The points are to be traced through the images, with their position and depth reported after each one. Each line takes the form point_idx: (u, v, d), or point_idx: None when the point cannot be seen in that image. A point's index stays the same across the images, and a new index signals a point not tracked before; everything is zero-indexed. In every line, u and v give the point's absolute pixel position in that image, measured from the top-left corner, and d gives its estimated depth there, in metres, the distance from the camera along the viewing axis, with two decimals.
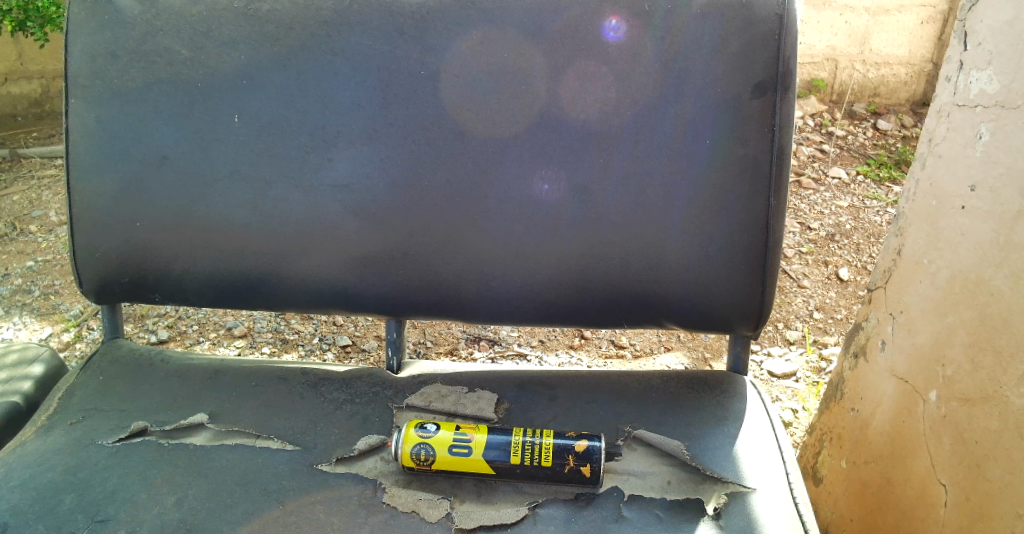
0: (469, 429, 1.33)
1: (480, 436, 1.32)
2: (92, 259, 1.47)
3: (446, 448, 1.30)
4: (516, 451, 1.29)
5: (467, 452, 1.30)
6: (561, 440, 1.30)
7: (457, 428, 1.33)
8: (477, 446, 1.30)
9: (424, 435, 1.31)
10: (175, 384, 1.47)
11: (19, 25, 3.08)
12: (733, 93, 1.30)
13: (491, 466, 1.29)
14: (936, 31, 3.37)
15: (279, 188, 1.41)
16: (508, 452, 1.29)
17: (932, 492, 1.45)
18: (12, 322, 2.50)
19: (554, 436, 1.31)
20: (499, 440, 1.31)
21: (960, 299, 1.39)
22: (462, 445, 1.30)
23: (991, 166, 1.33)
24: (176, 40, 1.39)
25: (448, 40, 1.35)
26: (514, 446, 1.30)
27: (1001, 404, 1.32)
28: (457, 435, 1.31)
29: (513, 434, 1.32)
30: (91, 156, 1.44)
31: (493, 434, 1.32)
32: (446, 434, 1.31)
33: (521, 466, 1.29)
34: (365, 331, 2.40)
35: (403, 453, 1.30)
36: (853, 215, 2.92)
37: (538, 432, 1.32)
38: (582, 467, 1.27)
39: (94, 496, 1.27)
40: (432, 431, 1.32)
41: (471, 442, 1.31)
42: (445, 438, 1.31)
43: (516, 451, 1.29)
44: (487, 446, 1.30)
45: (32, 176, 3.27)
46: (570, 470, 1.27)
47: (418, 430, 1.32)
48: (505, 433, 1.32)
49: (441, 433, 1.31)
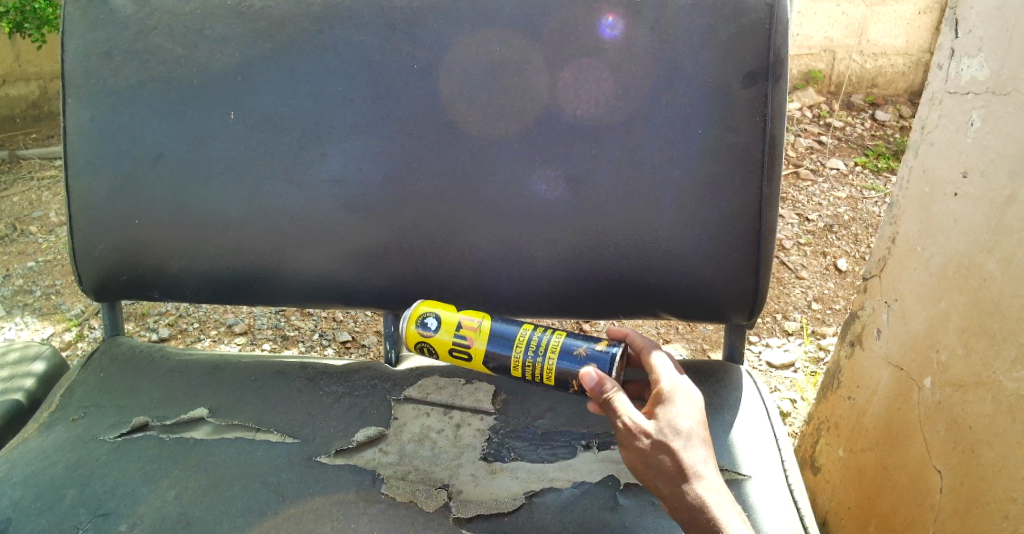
0: (469, 331, 1.37)
1: (479, 345, 1.36)
2: (91, 258, 1.48)
3: (447, 350, 1.38)
4: (517, 368, 1.34)
5: (467, 357, 1.37)
6: (565, 366, 1.30)
7: (458, 329, 1.37)
8: (475, 356, 1.36)
9: (425, 334, 1.38)
10: (174, 380, 1.48)
11: (17, 26, 3.08)
12: (724, 82, 1.31)
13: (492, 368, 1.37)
14: (933, 21, 3.35)
15: (274, 184, 1.42)
16: (509, 367, 1.35)
17: (929, 477, 1.47)
18: (14, 322, 2.51)
19: (558, 358, 1.31)
20: (497, 352, 1.35)
21: (953, 283, 1.40)
22: (463, 348, 1.37)
23: (982, 150, 1.35)
24: (169, 38, 1.40)
25: (440, 35, 1.35)
26: (515, 364, 1.34)
27: (995, 389, 1.34)
28: (455, 340, 1.37)
29: (514, 349, 1.34)
30: (87, 154, 1.44)
31: (491, 345, 1.35)
32: (444, 337, 1.37)
33: (523, 378, 1.35)
34: (365, 327, 2.40)
35: (409, 338, 1.39)
36: (851, 206, 2.93)
37: (541, 349, 1.32)
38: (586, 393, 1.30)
39: (96, 491, 1.28)
40: (432, 327, 1.38)
41: (469, 350, 1.36)
42: (444, 340, 1.37)
43: (516, 367, 1.34)
44: (484, 359, 1.35)
45: (32, 177, 3.28)
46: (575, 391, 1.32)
47: (418, 327, 1.38)
48: (505, 347, 1.34)
49: (440, 334, 1.37)
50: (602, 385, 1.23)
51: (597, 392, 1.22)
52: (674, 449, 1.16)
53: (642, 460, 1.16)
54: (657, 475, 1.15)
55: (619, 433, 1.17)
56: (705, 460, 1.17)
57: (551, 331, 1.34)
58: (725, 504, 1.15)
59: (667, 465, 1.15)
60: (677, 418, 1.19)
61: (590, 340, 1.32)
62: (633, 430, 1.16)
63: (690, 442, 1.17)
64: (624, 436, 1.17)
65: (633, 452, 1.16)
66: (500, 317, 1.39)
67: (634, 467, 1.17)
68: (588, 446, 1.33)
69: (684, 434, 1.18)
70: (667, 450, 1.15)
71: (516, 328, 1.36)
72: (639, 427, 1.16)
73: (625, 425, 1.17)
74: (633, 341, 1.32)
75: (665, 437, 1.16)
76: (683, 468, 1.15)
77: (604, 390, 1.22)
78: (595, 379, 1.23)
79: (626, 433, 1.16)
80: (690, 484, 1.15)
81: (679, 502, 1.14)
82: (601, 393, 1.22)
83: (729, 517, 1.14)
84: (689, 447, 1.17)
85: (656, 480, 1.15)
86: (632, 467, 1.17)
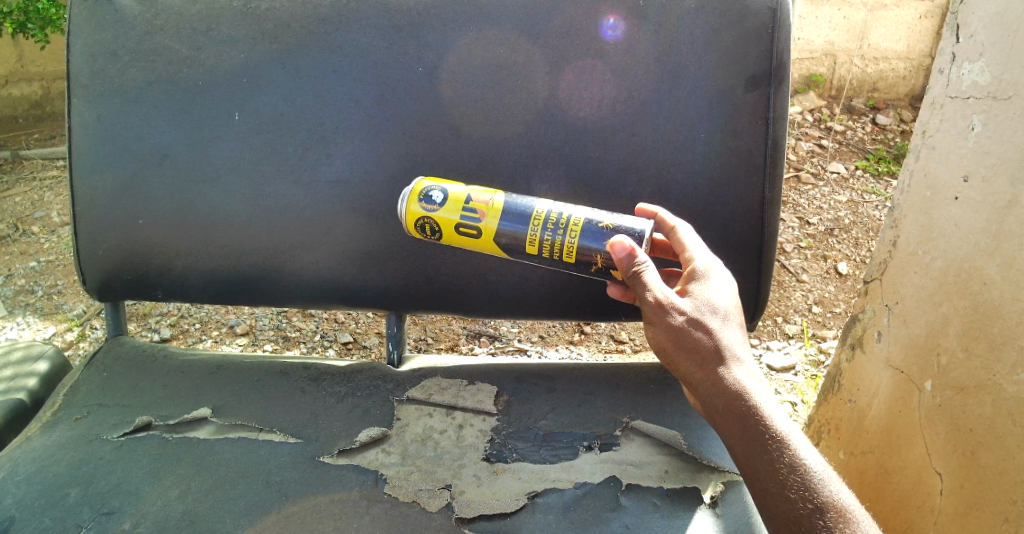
0: (479, 205, 1.31)
1: (490, 222, 1.30)
2: (95, 257, 1.49)
3: (453, 227, 1.32)
4: (532, 244, 1.29)
5: (475, 235, 1.31)
6: (587, 243, 1.26)
7: (466, 204, 1.31)
8: (484, 233, 1.31)
9: (429, 208, 1.32)
10: (177, 379, 1.49)
11: (20, 26, 3.09)
12: (728, 86, 1.32)
13: (502, 248, 1.31)
14: (935, 25, 3.36)
15: (279, 185, 1.43)
16: (523, 244, 1.29)
17: (929, 479, 1.47)
18: (16, 322, 2.51)
19: (580, 235, 1.26)
20: (509, 228, 1.29)
21: (953, 288, 1.42)
22: (471, 229, 1.31)
23: (982, 156, 1.37)
24: (175, 39, 1.40)
25: (445, 37, 1.36)
26: (529, 239, 1.29)
27: (995, 392, 1.35)
28: (464, 216, 1.31)
29: (530, 226, 1.29)
30: (92, 154, 1.45)
31: (503, 220, 1.30)
32: (451, 215, 1.31)
33: (537, 257, 1.30)
34: (367, 329, 2.40)
35: (410, 218, 1.33)
36: (852, 210, 2.93)
37: (559, 225, 1.27)
38: (610, 271, 1.26)
39: (99, 489, 1.29)
40: (438, 201, 1.32)
41: (478, 227, 1.31)
42: (451, 217, 1.32)
43: (531, 244, 1.29)
44: (496, 236, 1.30)
45: (34, 177, 3.29)
46: (596, 271, 1.27)
47: (423, 202, 1.32)
48: (520, 222, 1.29)
49: (446, 210, 1.31)
50: (633, 257, 1.19)
51: (626, 264, 1.19)
52: (711, 330, 1.15)
53: (676, 339, 1.14)
54: (691, 356, 1.14)
55: (652, 309, 1.15)
56: (741, 342, 1.16)
57: (571, 209, 1.29)
58: (762, 390, 1.15)
59: (703, 346, 1.14)
60: (713, 297, 1.17)
61: (614, 216, 1.28)
62: (668, 308, 1.14)
63: (728, 323, 1.16)
64: (657, 313, 1.15)
65: (666, 330, 1.14)
66: (512, 194, 1.34)
67: (665, 344, 1.15)
68: (590, 447, 1.34)
69: (721, 314, 1.16)
70: (704, 331, 1.14)
71: (531, 204, 1.30)
72: (675, 306, 1.15)
73: (658, 301, 1.15)
74: (661, 221, 1.29)
75: (702, 317, 1.15)
76: (722, 349, 1.14)
77: (634, 263, 1.19)
78: (626, 250, 1.19)
79: (660, 310, 1.14)
80: (727, 367, 1.14)
81: (714, 383, 1.14)
82: (631, 266, 1.19)
83: (767, 402, 1.14)
84: (727, 328, 1.16)
85: (690, 361, 1.14)
86: (663, 344, 1.15)
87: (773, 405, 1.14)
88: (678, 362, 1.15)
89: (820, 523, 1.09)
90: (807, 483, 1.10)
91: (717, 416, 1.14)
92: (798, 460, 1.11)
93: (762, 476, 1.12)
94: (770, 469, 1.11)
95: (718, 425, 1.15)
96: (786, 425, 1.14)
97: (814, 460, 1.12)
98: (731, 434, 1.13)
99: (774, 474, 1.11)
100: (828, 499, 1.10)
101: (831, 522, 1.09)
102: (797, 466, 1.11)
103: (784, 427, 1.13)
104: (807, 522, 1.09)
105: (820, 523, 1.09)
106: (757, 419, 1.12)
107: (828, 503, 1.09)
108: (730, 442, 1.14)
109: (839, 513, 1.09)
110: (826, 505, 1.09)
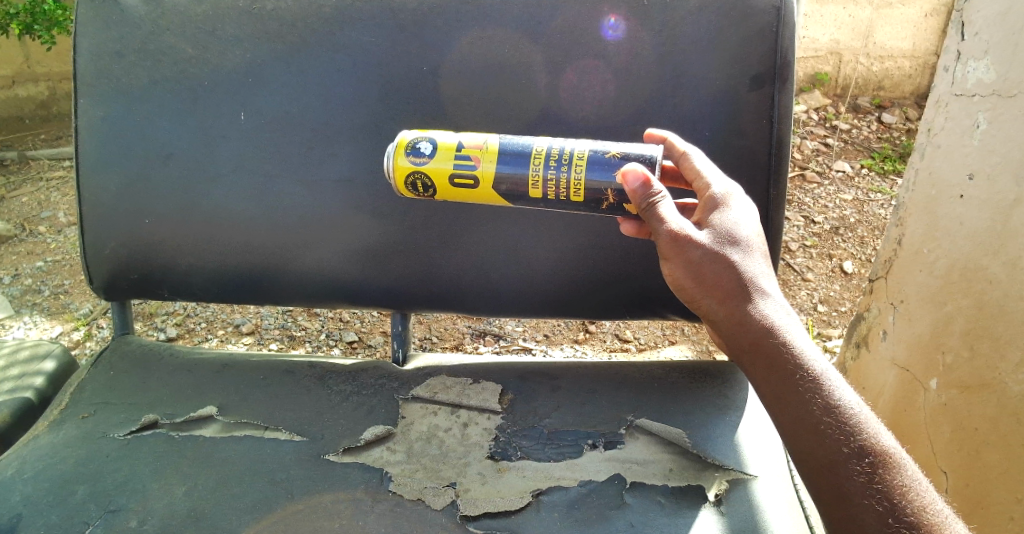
0: (472, 151, 1.27)
1: (487, 167, 1.26)
2: (102, 256, 1.49)
3: (448, 180, 1.28)
4: (535, 186, 1.25)
5: (472, 185, 1.28)
6: (596, 177, 1.23)
7: (458, 152, 1.27)
8: (482, 181, 1.27)
9: (419, 161, 1.28)
10: (182, 377, 1.49)
11: (26, 28, 3.09)
12: (732, 86, 1.32)
13: (500, 196, 1.28)
14: (940, 23, 3.35)
15: (284, 184, 1.43)
16: (526, 188, 1.26)
17: (934, 478, 1.50)
18: (23, 321, 2.53)
19: (587, 170, 1.23)
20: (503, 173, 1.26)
21: (957, 287, 1.43)
22: (467, 178, 1.27)
23: (986, 154, 1.38)
24: (181, 39, 1.41)
25: (449, 36, 1.36)
26: (532, 181, 1.25)
27: (1000, 391, 1.36)
28: (458, 165, 1.27)
29: (531, 166, 1.25)
30: (99, 153, 1.46)
31: (500, 164, 1.26)
32: (443, 166, 1.27)
33: (543, 201, 1.27)
34: (371, 328, 2.41)
35: (399, 177, 1.29)
36: (857, 209, 2.93)
37: (563, 161, 1.24)
38: (626, 206, 1.23)
39: (106, 487, 1.30)
40: (427, 153, 1.28)
41: (475, 175, 1.27)
42: (443, 168, 1.27)
43: (535, 185, 1.25)
44: (495, 183, 1.27)
45: (41, 178, 3.30)
46: (610, 208, 1.24)
47: (411, 155, 1.28)
48: (521, 164, 1.26)
49: (437, 161, 1.27)
50: (647, 187, 1.18)
51: (641, 194, 1.18)
52: (733, 262, 1.15)
53: (696, 275, 1.15)
54: (713, 293, 1.15)
55: (670, 244, 1.15)
56: (766, 273, 1.16)
57: (571, 144, 1.26)
58: (790, 324, 1.15)
59: (725, 281, 1.14)
60: (736, 227, 1.16)
61: (620, 145, 1.25)
62: (686, 242, 1.14)
63: (752, 255, 1.16)
64: (676, 248, 1.15)
65: (686, 266, 1.15)
66: (504, 135, 1.30)
67: (686, 280, 1.16)
68: (595, 445, 1.34)
69: (744, 246, 1.16)
70: (726, 265, 1.14)
71: (528, 143, 1.27)
72: (694, 238, 1.15)
73: (675, 234, 1.15)
74: (672, 146, 1.27)
75: (722, 250, 1.15)
76: (746, 282, 1.14)
77: (649, 194, 1.18)
78: (639, 179, 1.18)
79: (679, 245, 1.15)
80: (751, 303, 1.14)
81: (738, 320, 1.14)
82: (646, 197, 1.18)
83: (796, 338, 1.14)
84: (751, 258, 1.15)
85: (713, 298, 1.15)
86: (684, 280, 1.16)
87: (802, 340, 1.14)
88: (701, 298, 1.16)
89: (855, 466, 1.08)
90: (840, 423, 1.10)
91: (743, 351, 1.15)
92: (831, 399, 1.11)
93: (794, 417, 1.12)
94: (802, 410, 1.11)
95: (745, 362, 1.15)
96: (817, 361, 1.13)
97: (847, 398, 1.12)
98: (759, 372, 1.14)
99: (805, 413, 1.11)
100: (863, 440, 1.09)
101: (866, 464, 1.08)
102: (829, 406, 1.11)
103: (814, 363, 1.13)
104: (842, 465, 1.09)
105: (854, 466, 1.08)
106: (785, 355, 1.13)
107: (863, 445, 1.09)
108: (758, 377, 1.14)
109: (874, 455, 1.09)
110: (861, 447, 1.09)
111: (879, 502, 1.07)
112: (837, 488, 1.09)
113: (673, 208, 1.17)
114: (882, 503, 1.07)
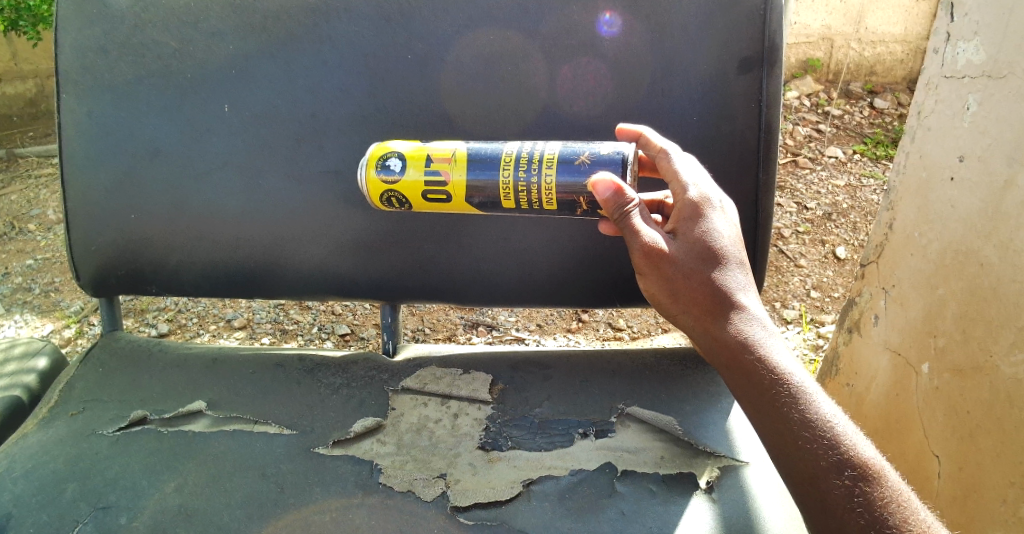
0: (441, 162, 1.26)
1: (457, 177, 1.26)
2: (89, 253, 1.48)
3: (420, 191, 1.27)
4: (507, 194, 1.24)
5: (444, 196, 1.27)
6: (567, 182, 1.22)
7: (428, 164, 1.27)
8: (454, 192, 1.27)
9: (391, 175, 1.27)
10: (172, 373, 1.48)
11: (11, 23, 3.07)
12: (720, 70, 1.31)
13: (471, 205, 1.28)
14: (931, 8, 3.32)
15: (271, 176, 1.42)
16: (498, 196, 1.25)
17: (928, 464, 1.50)
18: (13, 320, 2.51)
19: (557, 174, 1.22)
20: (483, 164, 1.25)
21: (950, 271, 1.43)
22: (438, 190, 1.27)
23: (979, 136, 1.37)
24: (163, 32, 1.39)
25: (436, 25, 1.34)
26: (504, 189, 1.24)
27: (992, 374, 1.36)
28: (427, 177, 1.27)
29: (502, 172, 1.24)
30: (84, 150, 1.44)
31: (471, 173, 1.25)
32: (414, 178, 1.27)
33: (514, 209, 1.26)
34: (364, 320, 2.39)
35: (374, 195, 1.29)
36: (850, 194, 2.92)
37: (533, 168, 1.23)
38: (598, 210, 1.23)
39: (96, 484, 1.29)
40: (397, 169, 1.27)
41: (446, 188, 1.26)
42: (414, 181, 1.27)
43: (507, 194, 1.24)
44: (467, 191, 1.26)
45: (29, 175, 3.27)
46: (584, 212, 1.24)
47: (383, 170, 1.28)
48: (491, 171, 1.25)
49: (409, 175, 1.27)
50: (619, 195, 1.16)
51: (614, 203, 1.16)
52: (706, 277, 1.15)
53: (671, 290, 1.15)
54: (690, 308, 1.15)
55: (644, 259, 1.15)
56: (742, 285, 1.15)
57: (542, 146, 1.25)
58: (767, 337, 1.14)
59: (700, 296, 1.15)
60: (711, 239, 1.15)
61: (591, 145, 1.23)
62: (658, 257, 1.15)
63: (726, 267, 1.15)
64: (650, 264, 1.15)
65: (662, 281, 1.16)
66: (473, 141, 1.29)
67: (662, 296, 1.17)
68: (586, 434, 1.33)
69: (718, 259, 1.15)
70: (699, 279, 1.15)
71: (497, 149, 1.26)
72: (667, 254, 1.15)
73: (648, 249, 1.15)
74: (647, 142, 1.23)
75: (696, 265, 1.15)
76: (722, 296, 1.14)
77: (621, 202, 1.16)
78: (610, 188, 1.17)
79: (652, 261, 1.15)
80: (726, 318, 1.14)
81: (715, 335, 1.15)
82: (618, 206, 1.16)
83: (773, 351, 1.13)
84: (726, 271, 1.15)
85: (689, 313, 1.16)
86: (660, 296, 1.17)
87: (778, 353, 1.14)
88: (677, 313, 1.16)
89: (836, 479, 1.08)
90: (819, 437, 1.09)
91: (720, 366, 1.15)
92: (809, 412, 1.11)
93: (773, 431, 1.11)
94: (780, 425, 1.11)
95: (725, 376, 1.16)
96: (796, 373, 1.13)
97: (826, 410, 1.11)
98: (738, 387, 1.14)
99: (783, 428, 1.11)
100: (843, 453, 1.09)
101: (847, 477, 1.08)
102: (808, 421, 1.10)
103: (792, 376, 1.12)
104: (822, 479, 1.08)
105: (834, 480, 1.08)
106: (761, 370, 1.12)
107: (843, 459, 1.08)
108: (737, 391, 1.14)
109: (854, 467, 1.08)
110: (841, 460, 1.08)
111: (860, 515, 1.07)
112: (818, 501, 1.09)
113: (647, 222, 1.17)
114: (863, 516, 1.07)
